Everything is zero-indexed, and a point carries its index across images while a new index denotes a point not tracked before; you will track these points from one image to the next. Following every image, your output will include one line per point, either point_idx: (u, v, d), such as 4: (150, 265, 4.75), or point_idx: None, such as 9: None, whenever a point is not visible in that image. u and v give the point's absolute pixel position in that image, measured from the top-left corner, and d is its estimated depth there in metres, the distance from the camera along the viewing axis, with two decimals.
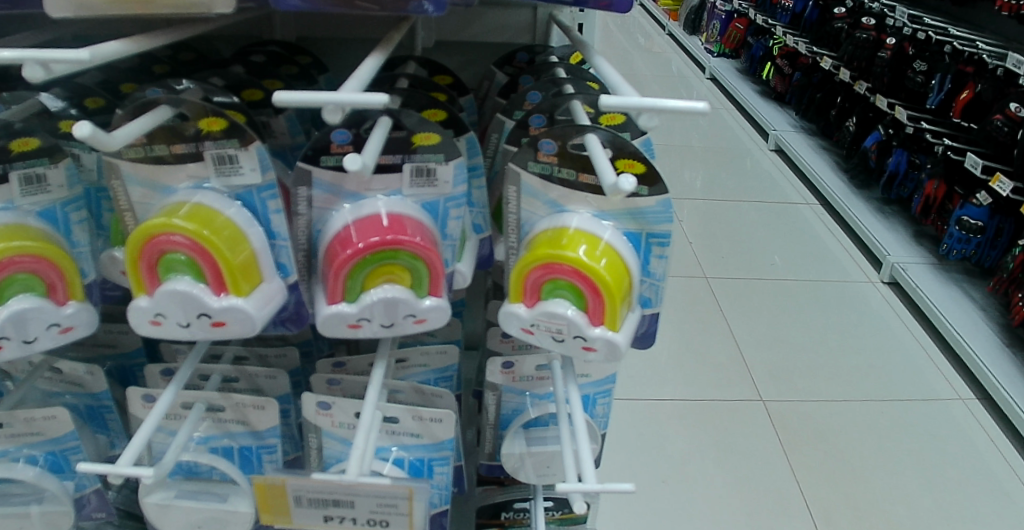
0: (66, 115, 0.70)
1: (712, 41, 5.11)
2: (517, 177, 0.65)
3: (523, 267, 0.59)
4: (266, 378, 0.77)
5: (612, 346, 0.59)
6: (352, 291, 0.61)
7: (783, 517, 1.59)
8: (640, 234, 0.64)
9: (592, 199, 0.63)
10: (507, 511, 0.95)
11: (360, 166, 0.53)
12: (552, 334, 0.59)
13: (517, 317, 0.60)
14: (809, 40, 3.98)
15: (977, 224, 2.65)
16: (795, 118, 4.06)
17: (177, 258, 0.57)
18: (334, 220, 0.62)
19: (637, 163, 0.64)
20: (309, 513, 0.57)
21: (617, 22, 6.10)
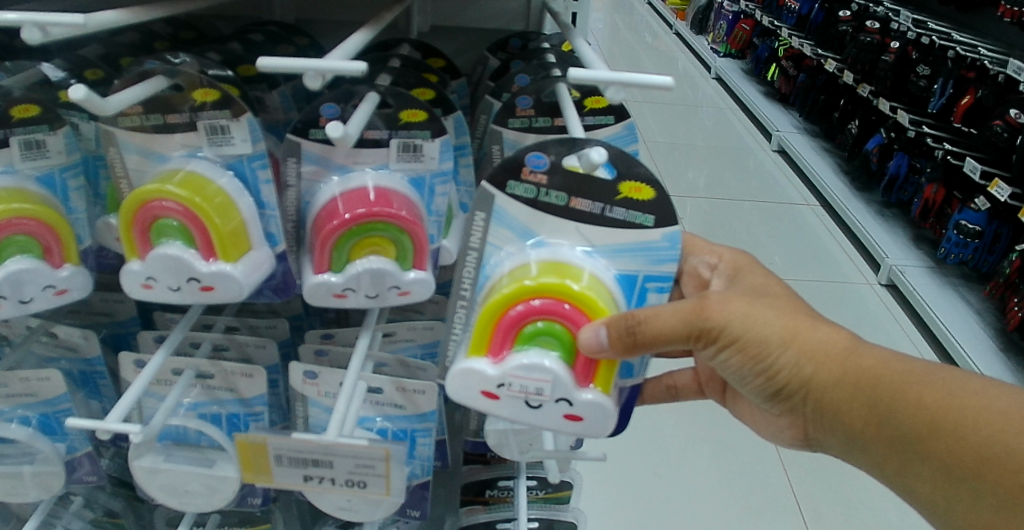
0: (66, 85, 0.71)
1: (718, 41, 5.10)
2: (488, 202, 0.61)
3: (495, 306, 0.54)
4: (255, 347, 0.78)
5: (602, 409, 0.54)
6: (338, 262, 0.63)
7: (774, 518, 1.63)
8: (638, 276, 0.61)
9: (585, 230, 0.61)
10: (492, 489, 0.99)
11: (341, 134, 0.54)
12: (527, 394, 0.53)
13: (485, 374, 0.53)
14: (814, 42, 3.97)
15: (975, 229, 2.66)
16: (798, 120, 4.05)
17: (169, 224, 0.59)
18: (323, 192, 0.64)
19: (639, 191, 0.61)
20: (289, 472, 0.59)
21: (625, 20, 6.08)
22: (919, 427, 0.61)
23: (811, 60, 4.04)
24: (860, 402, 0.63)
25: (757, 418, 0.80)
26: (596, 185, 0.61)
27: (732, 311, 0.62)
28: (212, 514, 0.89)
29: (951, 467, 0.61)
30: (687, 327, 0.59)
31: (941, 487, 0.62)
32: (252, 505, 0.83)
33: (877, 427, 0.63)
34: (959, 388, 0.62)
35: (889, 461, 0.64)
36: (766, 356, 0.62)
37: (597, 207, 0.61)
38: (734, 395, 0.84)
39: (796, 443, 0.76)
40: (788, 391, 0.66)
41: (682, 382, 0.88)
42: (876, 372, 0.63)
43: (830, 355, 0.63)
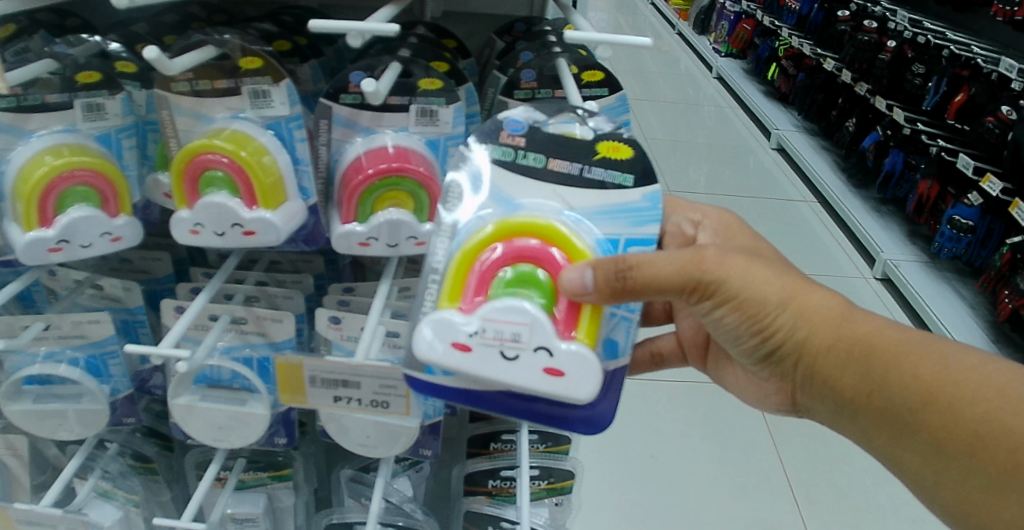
0: (119, 57, 0.80)
1: (720, 41, 5.15)
2: (466, 168, 0.64)
3: (465, 257, 0.60)
4: (283, 298, 0.84)
5: (583, 360, 0.56)
6: (363, 213, 0.72)
7: (765, 494, 1.69)
8: (619, 239, 0.64)
9: (565, 192, 0.64)
10: (495, 441, 1.03)
11: (373, 90, 0.62)
12: (501, 341, 0.55)
13: (460, 321, 0.56)
14: (813, 42, 4.03)
15: (968, 224, 2.73)
16: (798, 119, 4.11)
17: (216, 175, 0.68)
18: (349, 151, 0.73)
19: (616, 149, 0.65)
20: (321, 393, 0.67)
21: (628, 19, 6.12)
22: (913, 399, 0.64)
23: (810, 59, 4.09)
24: (854, 368, 0.66)
25: (745, 383, 0.84)
26: (575, 148, 0.65)
27: (734, 269, 0.64)
28: (240, 458, 0.94)
29: (943, 441, 0.64)
30: (687, 280, 0.62)
31: (931, 459, 0.65)
32: (278, 445, 0.88)
33: (869, 395, 0.66)
34: (957, 365, 0.64)
35: (877, 429, 0.68)
36: (763, 315, 0.66)
37: (575, 168, 0.64)
38: (717, 361, 0.89)
39: (781, 409, 0.80)
40: (782, 352, 0.69)
41: (666, 349, 0.94)
42: (870, 340, 0.66)
43: (825, 318, 0.67)
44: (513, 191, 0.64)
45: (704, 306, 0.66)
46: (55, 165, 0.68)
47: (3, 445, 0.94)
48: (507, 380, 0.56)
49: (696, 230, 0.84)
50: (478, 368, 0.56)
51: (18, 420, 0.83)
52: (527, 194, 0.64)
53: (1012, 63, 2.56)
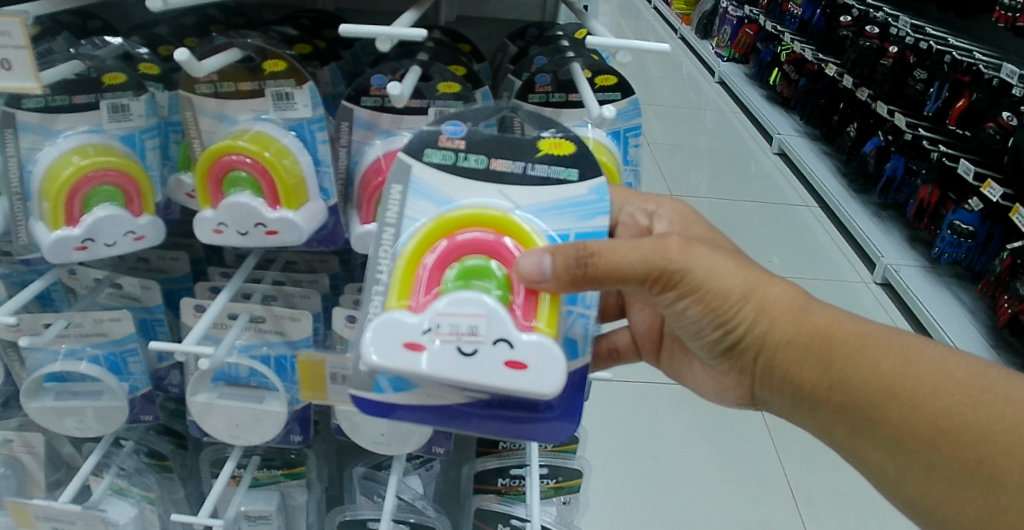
0: (142, 59, 0.81)
1: (722, 45, 5.17)
2: (407, 173, 0.64)
3: (410, 257, 0.58)
4: (300, 297, 0.86)
5: (547, 349, 0.53)
6: (382, 214, 0.73)
7: (767, 496, 1.70)
8: (569, 233, 0.63)
9: (511, 190, 0.63)
10: (504, 441, 1.01)
11: (398, 93, 0.63)
12: (458, 336, 0.52)
13: (411, 319, 0.53)
14: (815, 47, 4.04)
15: (969, 229, 2.74)
16: (799, 123, 4.11)
17: (240, 175, 0.69)
18: (369, 152, 0.74)
19: (557, 144, 0.65)
20: (341, 390, 0.68)
21: (630, 23, 6.13)
22: (877, 394, 0.64)
23: (812, 64, 4.10)
24: (815, 362, 0.65)
25: (701, 378, 0.82)
26: (516, 147, 0.65)
27: (699, 259, 0.62)
28: (254, 456, 0.94)
29: (904, 436, 0.64)
30: (648, 268, 0.60)
31: (892, 454, 0.65)
32: (294, 443, 0.89)
33: (831, 389, 0.66)
34: (918, 360, 0.64)
35: (838, 424, 0.67)
36: (728, 310, 0.64)
37: (518, 167, 0.64)
38: (671, 354, 0.86)
39: (738, 403, 0.78)
40: (744, 346, 0.68)
41: (622, 344, 0.88)
42: (833, 334, 0.65)
43: (788, 313, 0.65)
44: (455, 194, 0.63)
45: (663, 297, 0.64)
46: (81, 165, 0.70)
47: (21, 443, 0.94)
48: (466, 378, 0.52)
49: (651, 221, 0.79)
50: (432, 367, 0.52)
51: (39, 416, 0.84)
52: (470, 195, 0.63)
53: (1013, 68, 2.57)
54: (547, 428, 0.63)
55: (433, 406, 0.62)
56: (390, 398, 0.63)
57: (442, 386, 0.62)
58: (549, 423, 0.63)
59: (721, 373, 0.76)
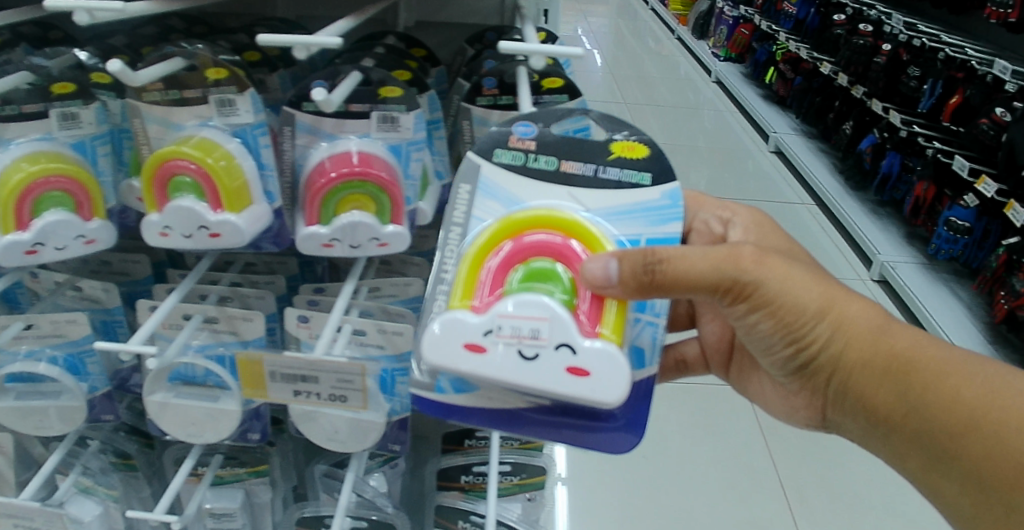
0: (96, 68, 0.84)
1: (719, 45, 5.13)
2: (478, 173, 0.69)
3: (477, 255, 0.63)
4: (255, 298, 0.87)
5: (608, 357, 0.57)
6: (326, 216, 0.75)
7: (760, 495, 1.67)
8: (640, 237, 0.68)
9: (581, 192, 0.69)
10: (470, 438, 1.01)
11: (324, 98, 0.64)
12: (521, 337, 0.57)
13: (474, 320, 0.58)
14: (810, 45, 3.98)
15: (965, 225, 2.63)
16: (796, 121, 4.06)
17: (184, 180, 0.71)
18: (314, 156, 0.76)
19: (627, 146, 0.69)
20: (282, 388, 0.70)
21: (628, 24, 6.11)
22: (953, 425, 0.68)
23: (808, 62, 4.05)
24: (891, 385, 0.70)
25: (770, 395, 0.86)
26: (588, 151, 0.70)
27: (772, 273, 0.67)
28: (216, 454, 0.95)
29: (982, 467, 0.67)
30: (722, 277, 0.65)
31: (969, 488, 0.69)
32: (251, 440, 0.91)
33: (906, 414, 0.70)
34: (996, 391, 0.68)
35: (913, 450, 0.72)
36: (802, 326, 0.69)
37: (588, 170, 0.69)
38: (738, 371, 0.91)
39: (808, 423, 0.83)
40: (818, 364, 0.73)
41: (689, 355, 0.96)
42: (909, 356, 0.69)
43: (864, 333, 0.69)
44: (525, 196, 0.68)
45: (737, 310, 0.69)
46: (32, 171, 0.72)
47: None
48: (531, 379, 0.57)
49: (724, 228, 0.88)
50: (499, 368, 0.57)
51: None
52: (540, 196, 0.68)
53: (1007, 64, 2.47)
54: (609, 438, 0.67)
55: (495, 409, 0.66)
56: (449, 399, 0.66)
57: (507, 391, 0.65)
58: (611, 433, 0.67)
59: (791, 392, 0.81)
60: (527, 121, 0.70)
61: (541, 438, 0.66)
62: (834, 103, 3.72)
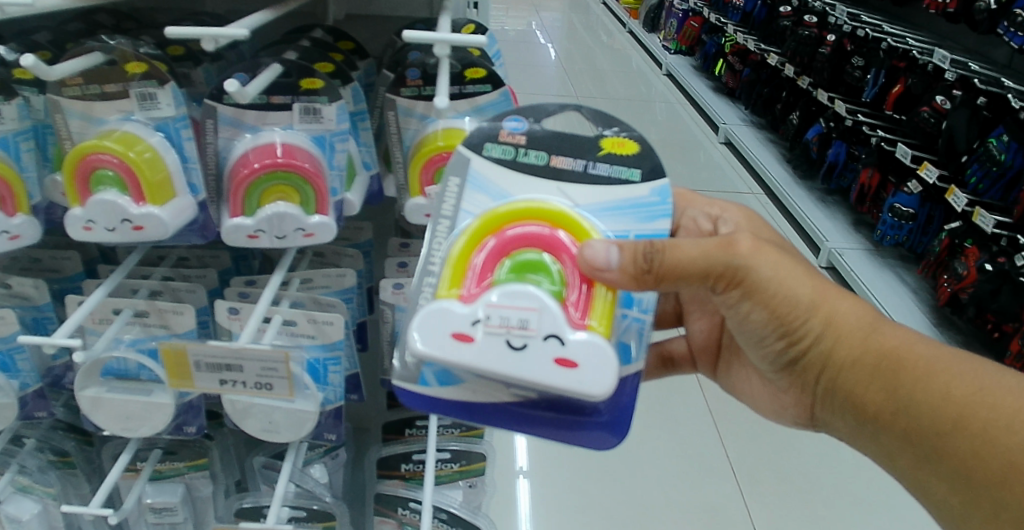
0: (18, 65, 0.84)
1: (669, 38, 5.11)
2: (465, 166, 0.68)
3: (469, 245, 0.63)
4: (187, 292, 0.88)
5: (596, 349, 0.57)
6: (250, 207, 0.76)
7: (709, 476, 1.70)
8: (629, 234, 0.67)
9: (570, 187, 0.67)
10: (411, 428, 1.03)
11: (236, 89, 0.65)
12: (509, 328, 0.57)
13: (463, 309, 0.57)
14: (756, 37, 4.00)
15: (909, 211, 2.64)
16: (745, 112, 4.08)
17: (105, 174, 0.72)
18: (237, 148, 0.77)
19: (619, 143, 0.68)
20: (207, 377, 0.71)
21: (581, 20, 6.12)
22: (942, 422, 0.68)
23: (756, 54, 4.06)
24: (879, 382, 0.71)
25: (760, 393, 0.87)
26: (578, 145, 0.68)
27: (765, 262, 0.68)
28: (155, 448, 0.96)
29: (971, 469, 0.66)
30: (712, 264, 0.66)
31: (958, 489, 0.68)
32: (187, 433, 0.91)
33: (894, 411, 0.71)
34: (987, 393, 0.67)
35: (901, 449, 0.72)
36: (795, 319, 0.71)
37: (578, 164, 0.68)
38: (726, 368, 0.93)
39: (799, 422, 0.84)
40: (808, 359, 0.74)
41: (677, 352, 0.97)
42: (897, 353, 0.71)
43: (854, 328, 0.72)
44: (513, 190, 0.67)
45: (730, 299, 0.70)
46: None
47: None
48: (518, 370, 0.56)
49: (714, 225, 0.88)
50: (484, 357, 0.57)
51: None
52: (529, 190, 0.67)
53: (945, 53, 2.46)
54: (593, 437, 0.65)
55: (476, 403, 0.65)
56: (433, 391, 0.65)
57: (491, 382, 0.64)
58: (596, 431, 0.65)
59: (780, 389, 0.82)
60: (517, 116, 0.69)
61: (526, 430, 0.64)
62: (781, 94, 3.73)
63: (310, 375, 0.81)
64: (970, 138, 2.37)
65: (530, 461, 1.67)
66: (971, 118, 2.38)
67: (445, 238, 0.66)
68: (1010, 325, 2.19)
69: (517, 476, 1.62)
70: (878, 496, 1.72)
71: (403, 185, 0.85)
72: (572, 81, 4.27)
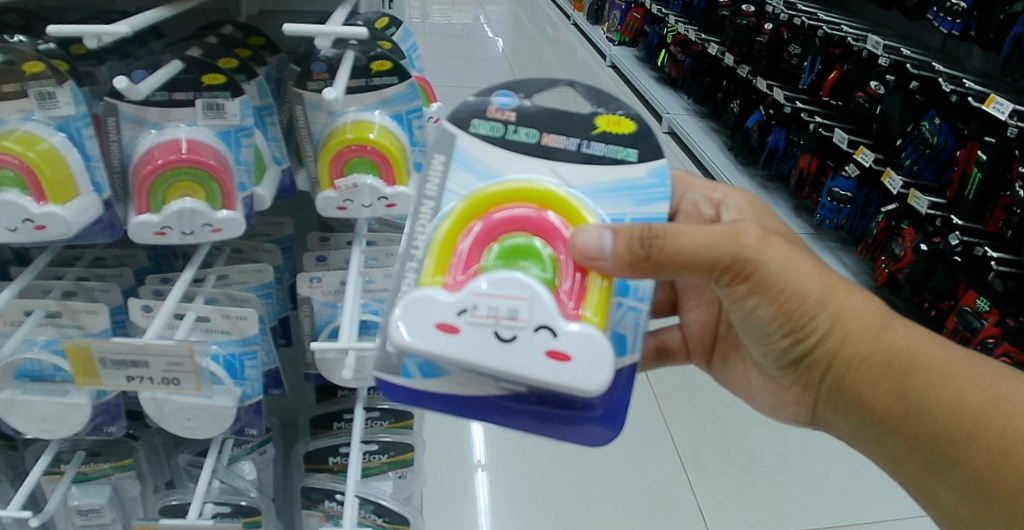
0: None
1: (612, 30, 5.09)
2: (452, 143, 0.69)
3: (457, 228, 0.64)
4: (101, 291, 0.87)
5: (588, 340, 0.59)
6: (156, 204, 0.76)
7: (656, 460, 1.75)
8: (626, 216, 0.69)
9: (561, 166, 0.69)
10: (339, 421, 1.05)
11: (125, 86, 0.66)
12: (497, 318, 0.59)
13: (449, 299, 0.59)
14: (698, 28, 4.02)
15: (847, 195, 2.66)
16: (688, 102, 4.08)
17: (5, 174, 0.70)
18: (142, 144, 0.77)
19: (614, 121, 0.70)
20: (114, 374, 0.71)
21: (526, 13, 6.08)
22: (957, 430, 0.70)
23: (697, 44, 4.07)
24: (888, 384, 0.72)
25: (757, 388, 0.88)
26: (572, 124, 0.70)
27: (776, 256, 0.68)
28: (79, 450, 0.95)
29: (985, 479, 0.69)
30: (721, 254, 0.66)
31: (968, 498, 0.71)
32: (108, 433, 0.89)
33: (904, 416, 0.72)
34: (1001, 401, 0.70)
35: (910, 454, 0.74)
36: (806, 313, 0.71)
37: (572, 143, 0.69)
38: (721, 361, 0.94)
39: (798, 420, 0.86)
40: (814, 358, 0.75)
41: (671, 343, 0.96)
42: (908, 353, 0.72)
43: (864, 325, 0.72)
44: (504, 169, 0.69)
45: (736, 293, 0.70)
46: None
47: None
48: (507, 360, 0.58)
49: (715, 210, 0.88)
50: (470, 347, 0.59)
51: None
52: (515, 169, 0.69)
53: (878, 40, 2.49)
54: (589, 431, 0.68)
55: (466, 396, 0.67)
56: (417, 383, 0.67)
57: (478, 377, 0.66)
58: (590, 425, 0.68)
59: (782, 387, 0.83)
60: (506, 91, 0.70)
61: (518, 424, 0.67)
62: (721, 83, 3.75)
63: (226, 371, 0.81)
64: (904, 121, 2.42)
65: (488, 454, 1.71)
66: (905, 102, 2.42)
67: (429, 221, 0.68)
68: (945, 303, 2.20)
69: (475, 470, 1.66)
70: (814, 475, 1.78)
71: (313, 179, 0.87)
72: (522, 74, 4.26)
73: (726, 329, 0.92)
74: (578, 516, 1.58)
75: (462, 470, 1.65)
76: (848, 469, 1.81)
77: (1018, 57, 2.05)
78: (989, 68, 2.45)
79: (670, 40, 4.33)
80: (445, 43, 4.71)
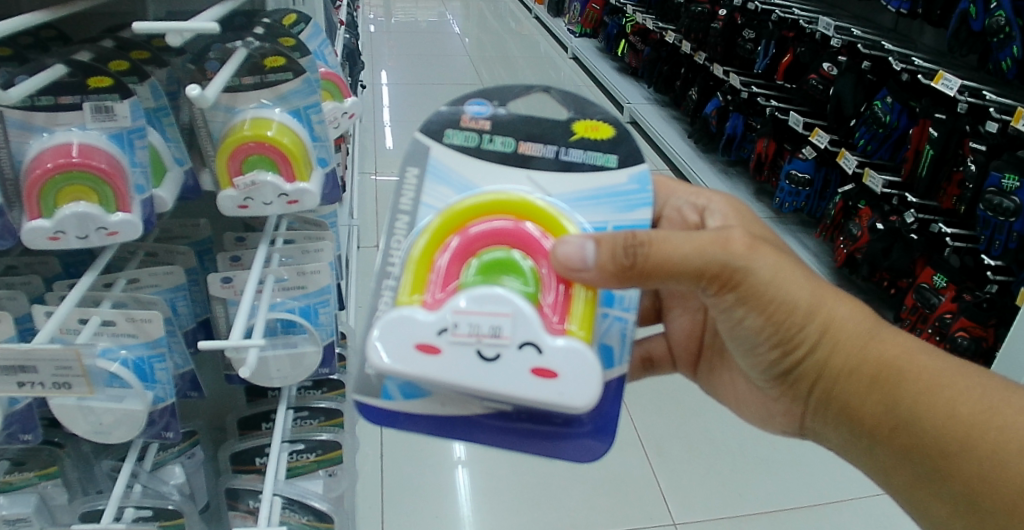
0: None
1: (573, 22, 5.08)
2: (426, 155, 0.69)
3: (439, 244, 0.65)
4: (6, 300, 0.86)
5: (573, 356, 0.60)
6: (48, 209, 0.75)
7: (617, 453, 1.75)
8: (607, 224, 0.69)
9: (536, 175, 0.69)
10: (267, 422, 1.05)
11: None
12: (481, 336, 0.59)
13: (427, 318, 0.60)
14: (655, 16, 4.02)
15: (805, 177, 2.65)
16: (648, 91, 4.08)
17: None
18: (32, 148, 0.75)
19: (596, 127, 0.70)
20: (4, 382, 0.71)
21: (488, 8, 6.03)
22: (948, 442, 0.69)
23: (654, 33, 4.06)
24: (877, 395, 0.72)
25: (747, 399, 0.88)
26: (549, 132, 0.70)
27: (763, 264, 0.68)
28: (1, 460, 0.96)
29: (978, 493, 0.68)
30: (708, 262, 0.66)
31: (963, 512, 0.70)
32: (24, 442, 0.88)
33: (894, 428, 0.72)
34: (994, 412, 0.68)
35: (901, 465, 0.73)
36: (794, 321, 0.70)
37: (550, 151, 0.69)
38: (707, 370, 0.94)
39: (788, 430, 0.86)
40: (802, 370, 0.75)
41: (657, 353, 0.97)
42: (897, 363, 0.71)
43: (855, 334, 0.72)
44: (481, 181, 0.69)
45: (723, 302, 0.70)
46: None
47: None
48: (491, 379, 0.59)
49: (701, 216, 0.87)
50: (452, 367, 0.59)
51: None
52: (492, 181, 0.69)
53: (828, 21, 2.48)
54: (579, 446, 0.67)
55: (450, 415, 0.67)
56: (398, 405, 0.67)
57: (464, 397, 0.66)
58: (581, 439, 0.67)
59: (770, 398, 0.83)
60: (480, 100, 0.71)
61: (501, 442, 0.67)
62: (679, 71, 3.75)
63: (136, 375, 0.81)
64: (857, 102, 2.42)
65: (466, 450, 1.72)
66: (857, 82, 2.43)
67: (405, 236, 0.68)
68: (905, 280, 2.23)
69: (456, 466, 1.66)
70: (774, 459, 1.79)
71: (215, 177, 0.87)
72: (487, 69, 4.25)
73: (711, 338, 0.92)
74: (537, 509, 1.57)
75: (439, 467, 1.66)
76: (806, 453, 1.83)
77: (965, 32, 2.06)
78: (940, 45, 2.47)
79: (629, 30, 4.33)
80: (410, 43, 4.66)
